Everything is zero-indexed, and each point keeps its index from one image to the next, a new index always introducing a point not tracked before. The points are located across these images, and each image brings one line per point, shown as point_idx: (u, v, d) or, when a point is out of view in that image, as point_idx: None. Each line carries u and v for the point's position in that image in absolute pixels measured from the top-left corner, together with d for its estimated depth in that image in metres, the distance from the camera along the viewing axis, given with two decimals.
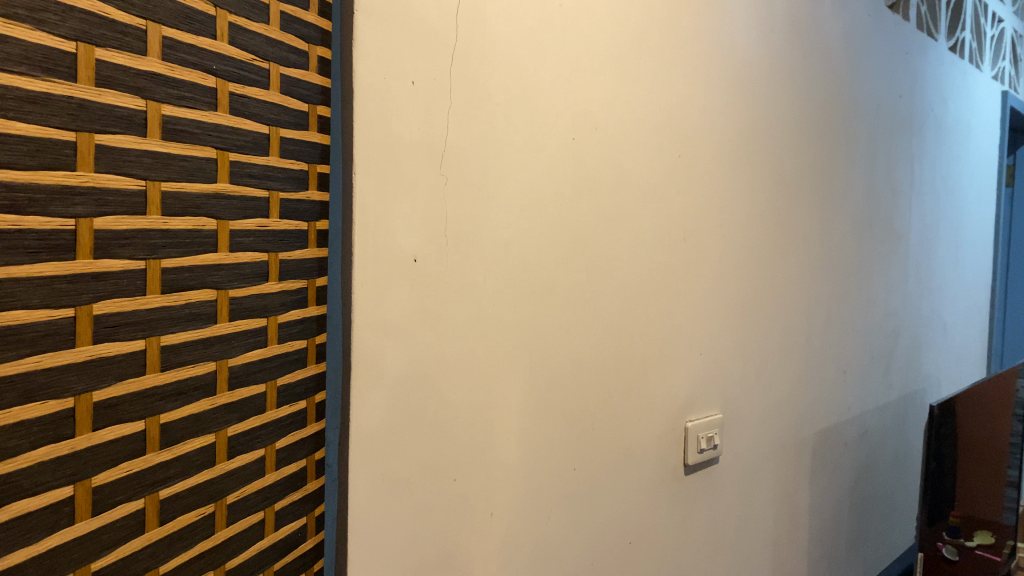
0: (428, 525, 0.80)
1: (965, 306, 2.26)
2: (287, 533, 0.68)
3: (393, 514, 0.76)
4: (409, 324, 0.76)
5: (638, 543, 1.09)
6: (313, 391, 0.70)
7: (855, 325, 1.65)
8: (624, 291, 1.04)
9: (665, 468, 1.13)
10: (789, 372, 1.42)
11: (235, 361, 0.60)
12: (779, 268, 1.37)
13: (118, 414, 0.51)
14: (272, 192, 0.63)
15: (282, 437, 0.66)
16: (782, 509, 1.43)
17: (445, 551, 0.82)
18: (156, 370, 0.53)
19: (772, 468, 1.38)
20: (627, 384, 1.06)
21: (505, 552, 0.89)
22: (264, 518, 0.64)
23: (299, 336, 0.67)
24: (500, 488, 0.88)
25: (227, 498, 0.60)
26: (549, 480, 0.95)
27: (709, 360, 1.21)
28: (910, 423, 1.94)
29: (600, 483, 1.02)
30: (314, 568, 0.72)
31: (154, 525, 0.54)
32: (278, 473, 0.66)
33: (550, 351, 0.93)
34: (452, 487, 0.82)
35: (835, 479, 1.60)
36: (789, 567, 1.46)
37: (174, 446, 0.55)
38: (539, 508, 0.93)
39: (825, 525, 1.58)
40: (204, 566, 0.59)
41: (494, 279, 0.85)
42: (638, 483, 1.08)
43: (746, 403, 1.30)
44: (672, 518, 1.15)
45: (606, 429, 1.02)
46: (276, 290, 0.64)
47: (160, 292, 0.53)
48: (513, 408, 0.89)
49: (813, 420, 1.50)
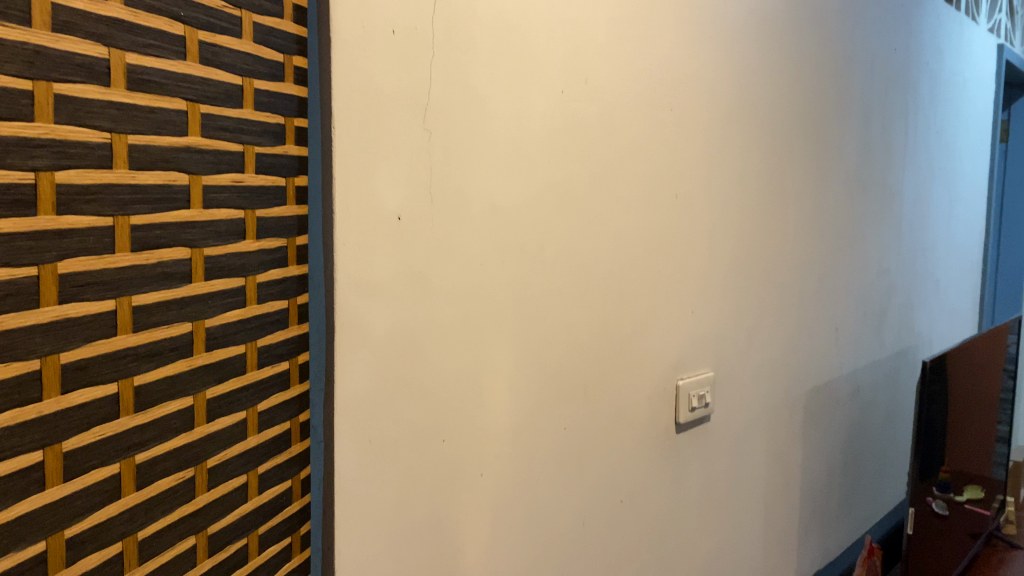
0: (418, 487, 0.79)
1: (958, 262, 2.25)
2: (272, 496, 0.66)
3: (382, 476, 0.75)
4: (394, 283, 0.74)
5: (630, 503, 1.09)
6: (296, 352, 0.68)
7: (848, 283, 1.64)
8: (615, 249, 1.02)
9: (657, 428, 1.13)
10: (782, 330, 1.41)
11: (213, 322, 0.58)
12: (772, 227, 1.35)
13: (88, 376, 0.49)
14: (247, 146, 0.61)
15: (263, 400, 0.64)
16: (774, 467, 1.43)
17: (436, 512, 0.81)
18: (128, 331, 0.51)
19: (764, 426, 1.38)
20: (619, 344, 1.04)
21: (497, 512, 0.89)
22: (247, 482, 0.63)
23: (280, 296, 0.66)
24: (490, 450, 0.87)
25: (208, 461, 0.59)
26: (541, 442, 0.94)
27: (701, 319, 1.20)
28: (902, 380, 1.94)
29: (593, 443, 1.01)
30: (301, 532, 0.70)
31: (131, 490, 0.52)
32: (260, 436, 0.64)
33: (540, 311, 0.92)
34: (441, 448, 0.81)
35: (827, 437, 1.60)
36: (781, 524, 1.47)
37: (149, 409, 0.53)
38: (529, 470, 0.92)
39: (817, 482, 1.58)
40: (185, 531, 0.57)
41: (482, 237, 0.83)
42: (630, 443, 1.08)
43: (739, 362, 1.29)
44: (664, 478, 1.15)
45: (598, 389, 1.01)
46: (254, 248, 0.62)
47: (130, 250, 0.51)
48: (503, 369, 0.88)
49: (805, 378, 1.50)
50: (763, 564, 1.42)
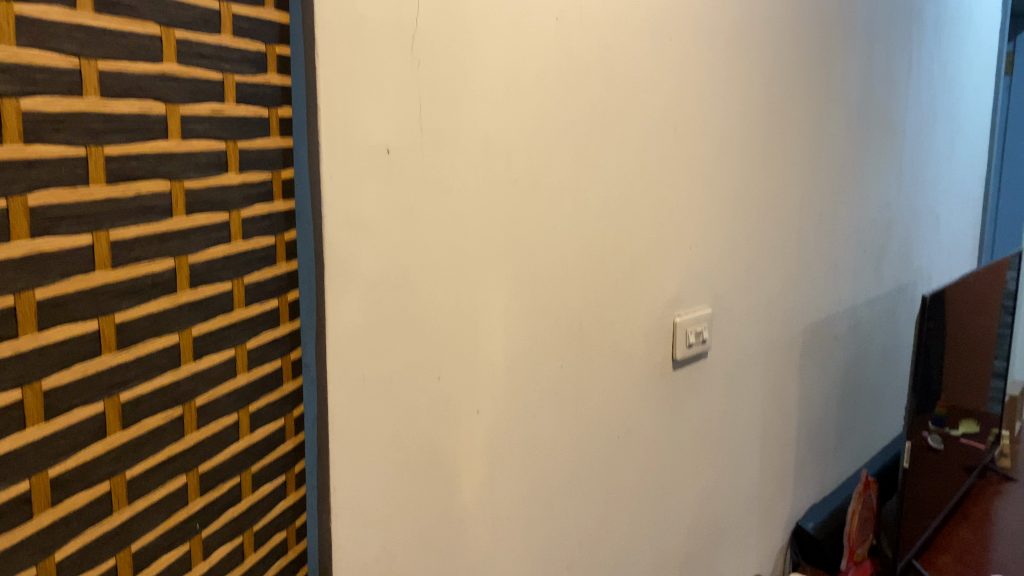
0: (413, 425, 0.78)
1: (959, 198, 2.23)
2: (264, 435, 0.65)
3: (376, 413, 0.74)
4: (385, 219, 0.73)
5: (627, 439, 1.09)
6: (286, 290, 0.66)
7: (848, 218, 1.62)
8: (612, 184, 1.00)
9: (654, 364, 1.12)
10: (781, 266, 1.39)
11: (197, 258, 0.56)
12: (772, 162, 1.33)
13: (66, 313, 0.47)
14: (226, 75, 0.58)
15: (253, 338, 0.63)
16: (772, 402, 1.43)
17: (433, 449, 0.81)
18: (106, 266, 0.49)
19: (762, 362, 1.37)
20: (616, 280, 1.03)
21: (494, 449, 0.89)
22: (238, 420, 0.62)
23: (266, 233, 0.64)
24: (486, 387, 0.86)
25: (197, 400, 0.58)
26: (537, 379, 0.93)
27: (699, 256, 1.18)
28: (900, 316, 1.93)
29: (591, 380, 1.01)
30: (296, 470, 0.69)
31: (117, 429, 0.51)
32: (251, 374, 0.63)
33: (535, 247, 0.90)
34: (436, 386, 0.80)
35: (825, 372, 1.60)
36: (778, 458, 1.47)
37: (132, 347, 0.52)
38: (526, 406, 0.92)
39: (814, 417, 1.59)
40: (175, 471, 0.56)
41: (474, 171, 0.81)
42: (627, 380, 1.07)
43: (737, 298, 1.28)
44: (662, 414, 1.15)
45: (595, 326, 1.00)
46: (237, 182, 0.60)
47: (106, 182, 0.49)
48: (498, 306, 0.87)
49: (804, 314, 1.49)
50: (760, 498, 1.43)
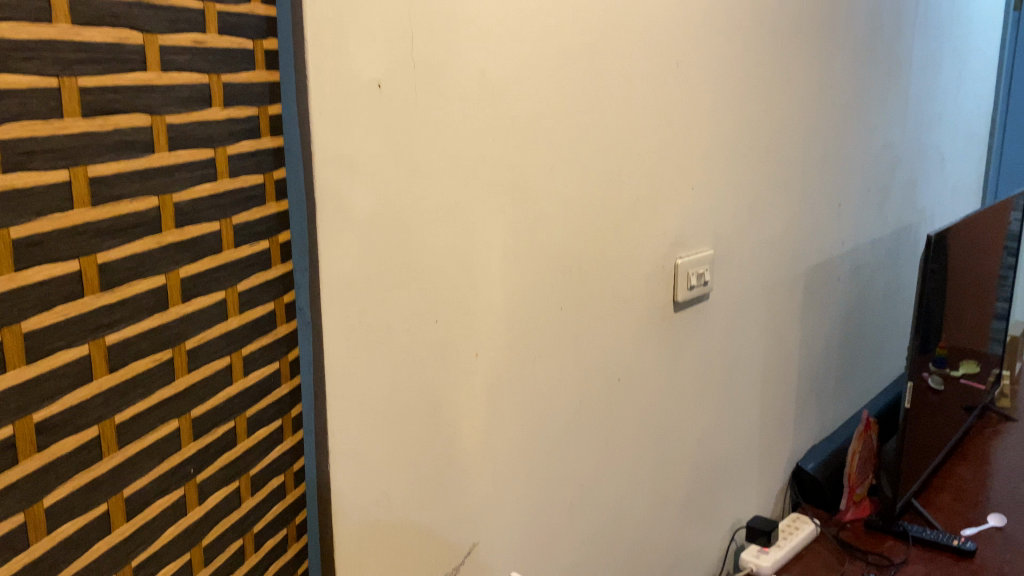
0: (411, 368, 0.77)
1: (965, 137, 2.19)
2: (258, 380, 0.63)
3: (372, 357, 0.73)
4: (377, 157, 0.70)
5: (628, 381, 1.08)
6: (276, 231, 0.63)
7: (852, 158, 1.59)
8: (611, 122, 0.97)
9: (655, 306, 1.10)
10: (784, 207, 1.37)
11: (181, 197, 0.54)
12: (775, 100, 1.29)
13: (45, 253, 0.45)
14: (207, 4, 0.55)
15: (244, 280, 0.60)
16: (773, 344, 1.42)
17: (431, 393, 0.80)
18: (87, 205, 0.47)
19: (763, 304, 1.36)
20: (616, 221, 1.01)
21: (494, 392, 0.87)
22: (231, 363, 0.60)
23: (254, 171, 0.61)
24: (484, 330, 0.85)
25: (187, 343, 0.55)
26: (536, 322, 0.91)
27: (701, 196, 1.16)
28: (903, 257, 1.92)
29: (591, 323, 0.99)
30: (292, 415, 0.68)
31: (104, 372, 0.49)
32: (243, 317, 0.61)
33: (533, 186, 0.88)
34: (434, 329, 0.79)
35: (826, 314, 1.59)
36: (779, 400, 1.47)
37: (118, 289, 0.49)
38: (526, 350, 0.91)
39: (815, 359, 1.58)
40: (166, 415, 0.54)
41: (469, 107, 0.78)
42: (628, 323, 1.06)
43: (739, 240, 1.26)
44: (663, 356, 1.14)
45: (595, 268, 0.99)
46: (222, 117, 0.57)
47: (81, 115, 0.46)
48: (496, 248, 0.85)
49: (806, 255, 1.47)
50: (760, 439, 1.43)
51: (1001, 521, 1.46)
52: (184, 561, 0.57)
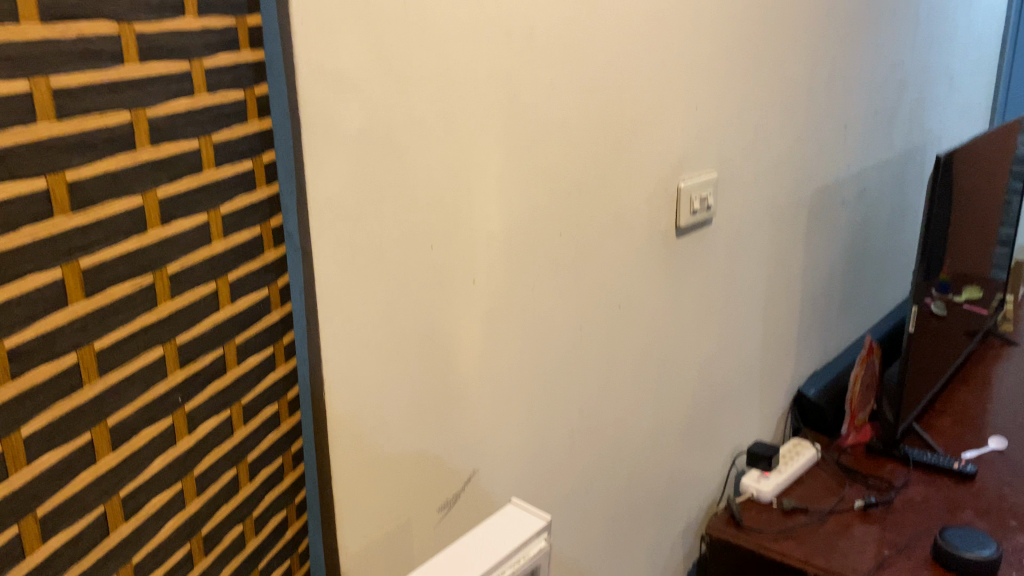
0: (407, 295, 0.75)
1: (975, 57, 2.13)
2: (247, 306, 0.60)
3: (366, 284, 0.71)
4: (365, 73, 0.67)
5: (628, 307, 1.06)
6: (260, 152, 0.60)
7: (860, 77, 1.54)
8: (612, 36, 0.93)
9: (657, 231, 1.08)
10: (789, 128, 1.33)
11: (156, 113, 0.50)
12: (782, 14, 1.24)
13: (8, 170, 0.42)
14: None
15: (228, 203, 0.57)
16: (776, 270, 1.39)
17: (429, 320, 0.78)
18: (51, 120, 0.44)
19: (767, 228, 1.33)
20: (617, 143, 0.97)
21: (492, 319, 0.85)
22: (217, 290, 0.57)
23: (234, 87, 0.57)
24: (481, 254, 0.82)
25: (169, 268, 0.53)
26: (535, 246, 0.89)
27: (705, 116, 1.12)
28: (909, 181, 1.88)
29: (591, 248, 0.97)
30: (284, 342, 0.65)
31: (79, 297, 0.46)
32: (228, 242, 0.58)
33: (530, 105, 0.84)
34: (429, 255, 0.76)
35: (830, 239, 1.56)
36: (782, 326, 1.45)
37: (90, 209, 0.46)
38: (524, 275, 0.88)
39: (818, 285, 1.56)
40: (149, 342, 0.52)
41: (462, 19, 0.74)
42: (628, 248, 1.03)
43: (744, 162, 1.22)
44: (665, 282, 1.12)
45: (595, 191, 0.95)
46: (196, 27, 0.53)
47: (39, 19, 0.43)
48: (492, 170, 0.81)
49: (811, 179, 1.43)
50: (761, 365, 1.42)
51: (1001, 444, 1.46)
52: (176, 491, 0.55)
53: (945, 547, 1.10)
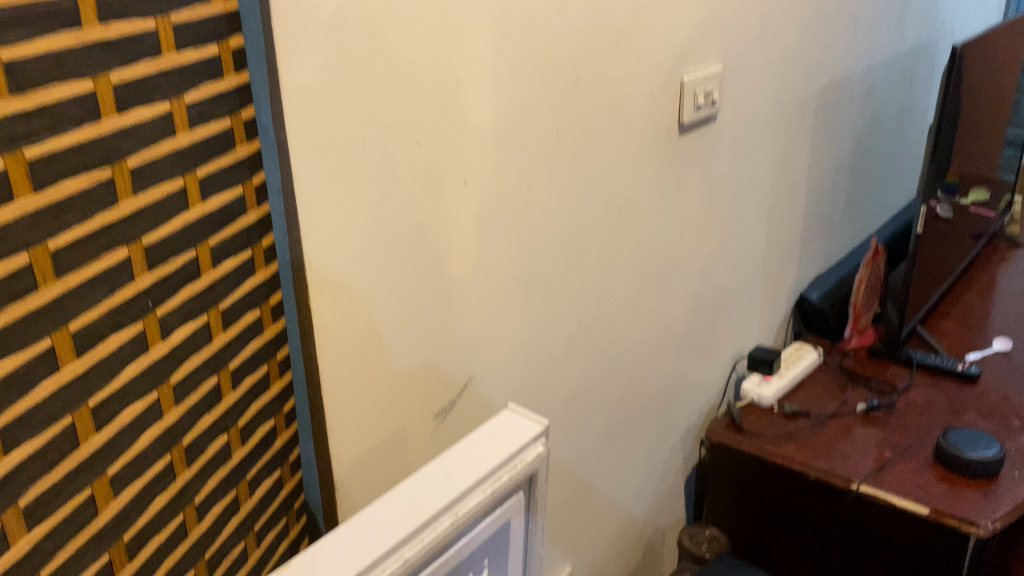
0: (393, 195, 0.71)
1: None
2: (221, 206, 0.56)
3: (348, 183, 0.66)
4: None
5: (628, 209, 1.01)
6: (225, 36, 0.55)
7: None
8: None
9: (659, 128, 1.02)
10: (798, 18, 1.26)
11: None
12: None
13: None
14: None
15: (191, 91, 0.52)
16: (781, 170, 1.34)
17: (417, 222, 0.74)
18: None
19: (773, 126, 1.27)
20: (617, 32, 0.91)
21: (485, 221, 0.81)
22: (185, 187, 0.53)
23: None
24: (472, 150, 0.77)
25: (129, 161, 0.48)
26: (529, 143, 0.84)
27: (710, 3, 1.05)
28: (919, 78, 1.80)
29: (588, 145, 0.92)
30: (263, 245, 0.61)
31: (28, 192, 0.41)
32: (193, 136, 0.53)
33: None
34: (416, 152, 0.72)
35: (837, 138, 1.51)
36: (785, 229, 1.41)
37: (32, 93, 0.41)
38: (517, 175, 0.84)
39: (823, 186, 1.51)
40: (112, 242, 0.47)
41: None
42: (628, 146, 0.98)
43: (750, 55, 1.16)
44: (666, 183, 1.07)
45: (593, 84, 0.90)
46: None
47: None
48: (482, 59, 0.76)
49: (819, 73, 1.37)
50: (764, 269, 1.38)
51: (1005, 346, 1.44)
52: (152, 401, 0.51)
53: (948, 447, 1.09)
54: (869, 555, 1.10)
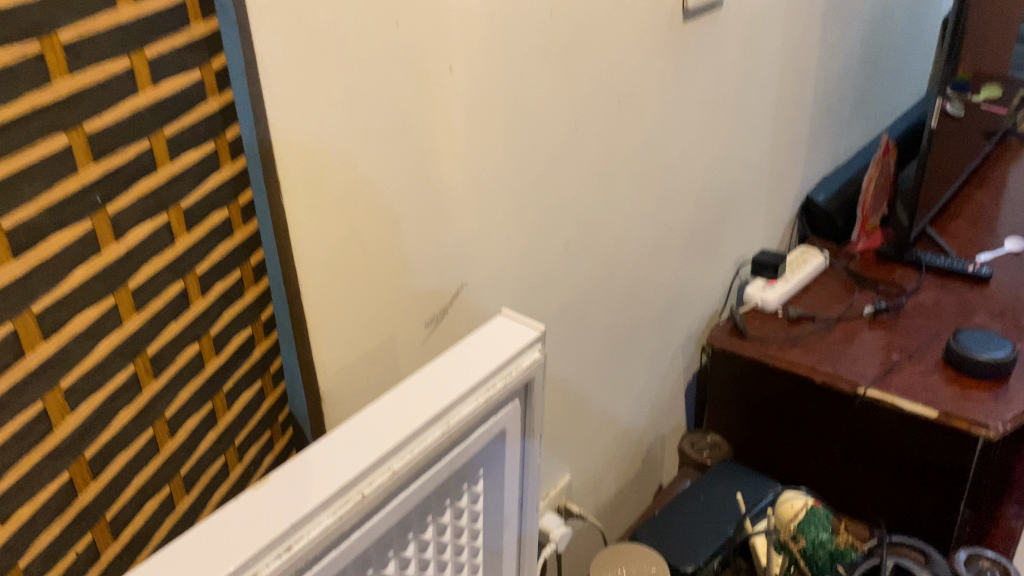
0: (373, 82, 0.64)
1: None
2: (176, 92, 0.50)
3: (321, 69, 0.60)
4: None
5: (629, 102, 0.95)
6: None
7: None
8: None
9: (662, 14, 0.95)
10: None
11: None
12: None
13: None
14: None
15: None
16: (789, 63, 1.27)
17: (401, 114, 0.68)
18: None
19: (782, 15, 1.19)
20: None
21: (474, 114, 0.75)
22: (132, 68, 0.46)
23: None
24: (457, 32, 0.71)
25: (61, 35, 0.41)
26: (522, 28, 0.77)
27: None
28: None
29: (586, 31, 0.85)
30: (229, 138, 0.56)
31: None
32: (139, 9, 0.47)
33: None
34: (397, 35, 0.65)
35: (848, 30, 1.42)
36: (793, 127, 1.35)
37: None
38: (509, 63, 0.77)
39: (832, 81, 1.43)
40: (46, 127, 0.41)
41: None
42: (629, 33, 0.91)
43: None
44: (669, 75, 1.00)
45: None
46: None
47: None
48: None
49: None
50: (770, 169, 1.33)
51: (1017, 246, 1.39)
52: (109, 307, 0.47)
53: (958, 348, 1.07)
54: (874, 458, 1.08)
